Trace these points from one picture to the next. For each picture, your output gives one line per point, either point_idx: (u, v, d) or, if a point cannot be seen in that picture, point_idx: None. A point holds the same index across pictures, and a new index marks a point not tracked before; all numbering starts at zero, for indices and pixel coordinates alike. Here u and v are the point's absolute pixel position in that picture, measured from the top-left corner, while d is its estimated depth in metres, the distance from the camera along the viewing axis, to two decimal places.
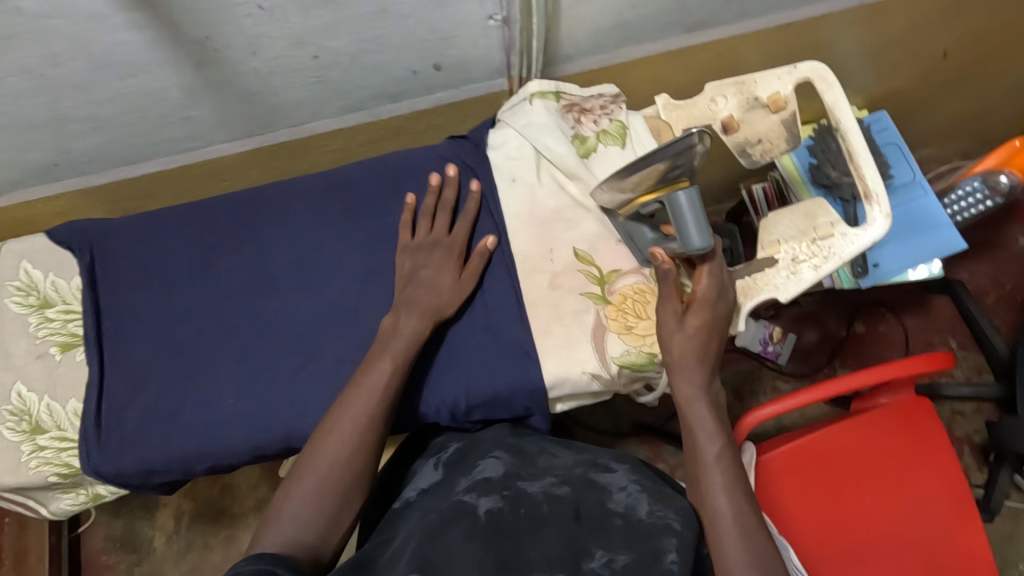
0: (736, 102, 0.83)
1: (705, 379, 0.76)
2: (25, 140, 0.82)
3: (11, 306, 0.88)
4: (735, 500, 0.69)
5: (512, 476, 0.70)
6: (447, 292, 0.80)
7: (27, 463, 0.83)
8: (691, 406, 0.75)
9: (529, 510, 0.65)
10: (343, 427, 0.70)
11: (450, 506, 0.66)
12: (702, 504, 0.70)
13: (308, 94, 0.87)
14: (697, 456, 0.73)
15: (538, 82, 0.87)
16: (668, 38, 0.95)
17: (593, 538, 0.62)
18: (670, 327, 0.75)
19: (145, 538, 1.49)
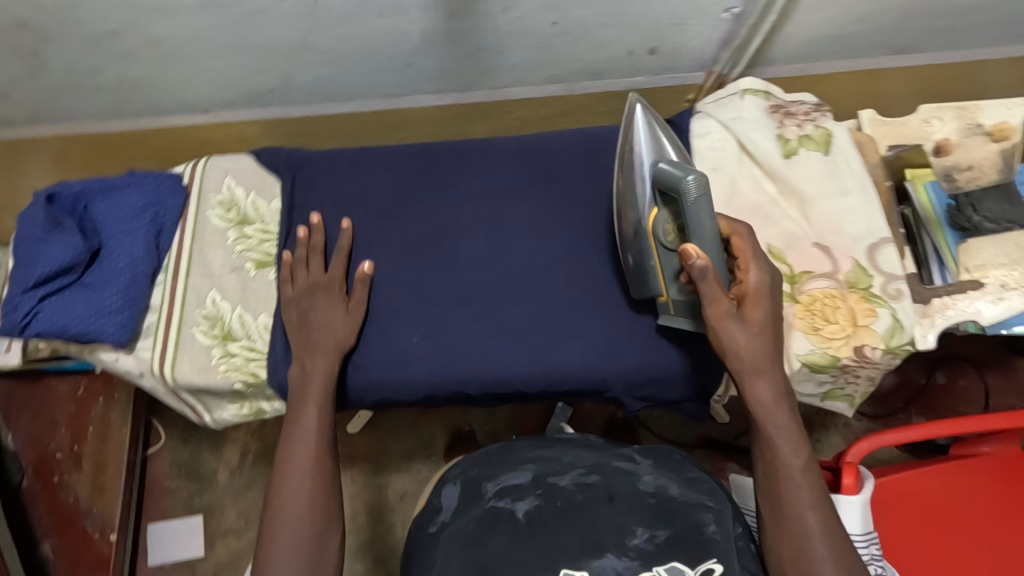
0: (953, 126, 0.88)
1: (776, 388, 0.75)
2: (262, 63, 0.87)
3: (213, 219, 0.92)
4: (823, 519, 0.70)
5: (543, 473, 0.73)
6: (343, 325, 0.83)
7: (217, 367, 0.86)
8: (769, 415, 0.74)
9: (565, 503, 0.69)
10: (299, 454, 0.77)
11: (486, 514, 0.69)
12: (788, 522, 0.70)
13: (528, 59, 0.90)
14: (779, 473, 0.72)
15: (751, 79, 0.90)
16: (870, 56, 0.96)
17: (629, 517, 0.68)
18: (736, 333, 0.73)
19: (209, 470, 1.41)
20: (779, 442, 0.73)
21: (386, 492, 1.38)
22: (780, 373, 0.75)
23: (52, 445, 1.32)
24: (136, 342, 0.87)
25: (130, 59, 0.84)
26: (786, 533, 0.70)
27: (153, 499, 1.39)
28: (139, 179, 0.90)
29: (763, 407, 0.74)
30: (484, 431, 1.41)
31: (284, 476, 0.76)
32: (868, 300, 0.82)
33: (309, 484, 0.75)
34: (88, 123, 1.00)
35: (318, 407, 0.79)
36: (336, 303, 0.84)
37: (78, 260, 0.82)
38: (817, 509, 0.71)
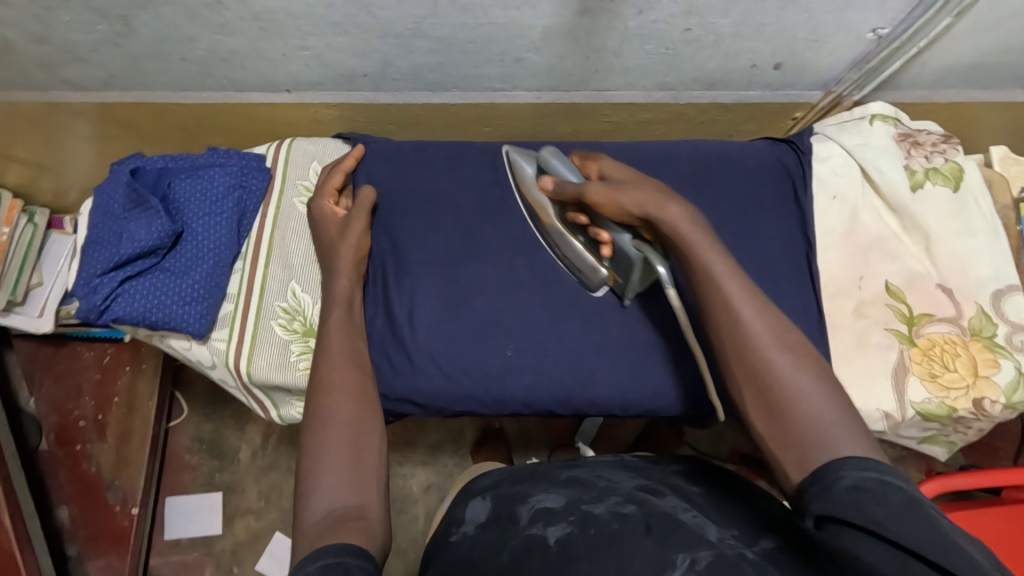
0: None
1: (686, 209, 0.65)
2: (366, 46, 0.80)
3: (298, 206, 0.86)
4: (790, 344, 0.57)
5: (576, 500, 0.62)
6: (343, 274, 0.77)
7: (296, 364, 0.82)
8: (692, 244, 0.63)
9: (599, 532, 0.56)
10: (337, 371, 0.68)
11: (517, 544, 0.58)
12: (753, 356, 0.57)
13: (647, 62, 0.84)
14: (724, 300, 0.59)
15: (881, 104, 0.86)
16: (1000, 89, 0.91)
17: (676, 544, 0.51)
18: (600, 187, 0.70)
19: (231, 448, 1.36)
20: (709, 259, 0.61)
21: (410, 483, 1.33)
22: (685, 205, 0.65)
23: (74, 412, 1.26)
24: (212, 332, 0.82)
25: (225, 31, 0.78)
26: (749, 366, 0.57)
27: (172, 474, 1.34)
28: (224, 159, 0.85)
29: (682, 241, 0.63)
30: (514, 427, 1.36)
31: (318, 410, 0.64)
32: (991, 350, 0.78)
33: (349, 420, 0.64)
34: (159, 94, 0.92)
35: (339, 345, 0.71)
36: (335, 219, 0.81)
37: (161, 242, 0.79)
38: (782, 334, 0.57)
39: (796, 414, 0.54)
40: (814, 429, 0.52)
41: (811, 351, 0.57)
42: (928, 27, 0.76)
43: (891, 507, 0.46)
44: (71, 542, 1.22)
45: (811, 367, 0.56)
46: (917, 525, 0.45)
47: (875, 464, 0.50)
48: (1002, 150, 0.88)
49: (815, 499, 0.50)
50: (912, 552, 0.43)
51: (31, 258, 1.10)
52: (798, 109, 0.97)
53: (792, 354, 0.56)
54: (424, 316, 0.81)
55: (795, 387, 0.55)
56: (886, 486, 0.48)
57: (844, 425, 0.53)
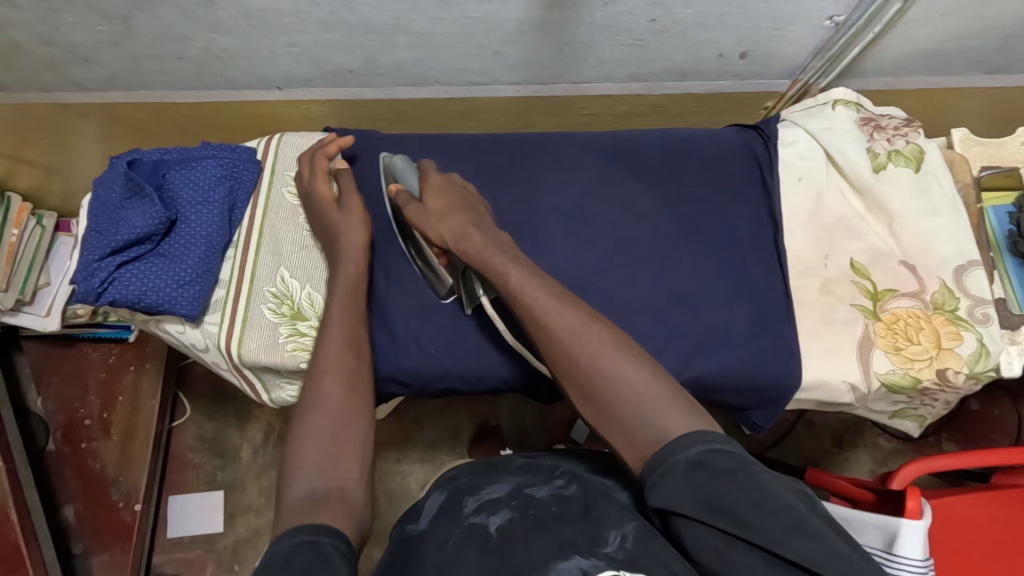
0: None
1: (484, 236, 0.72)
2: (350, 41, 0.85)
3: (286, 195, 0.91)
4: (597, 334, 0.63)
5: (521, 486, 0.68)
6: (348, 255, 0.81)
7: (284, 346, 0.85)
8: (484, 255, 0.70)
9: (539, 511, 0.63)
10: (333, 357, 0.72)
11: (460, 530, 0.63)
12: (568, 353, 0.62)
13: (618, 54, 0.88)
14: (531, 307, 0.65)
15: (843, 90, 0.89)
16: (962, 74, 0.94)
17: (608, 522, 0.59)
18: (422, 218, 0.76)
19: (235, 447, 1.40)
20: (509, 269, 0.68)
21: (408, 480, 1.35)
22: (489, 233, 0.73)
23: (80, 410, 1.31)
24: (205, 316, 0.86)
25: (218, 30, 0.83)
26: (566, 362, 0.62)
27: (175, 471, 1.38)
28: (217, 152, 0.89)
29: (480, 254, 0.70)
30: (510, 424, 1.39)
31: (317, 396, 0.68)
32: (953, 323, 0.80)
33: (343, 408, 0.68)
34: (160, 93, 0.97)
35: (344, 343, 0.74)
36: (327, 202, 0.85)
37: (155, 230, 0.82)
38: (589, 326, 0.63)
39: (617, 400, 0.59)
40: (637, 411, 0.58)
41: (620, 334, 0.64)
42: (880, 14, 0.79)
43: (718, 477, 0.51)
44: (76, 541, 1.26)
45: (622, 350, 0.62)
46: (739, 493, 0.50)
47: (691, 436, 0.54)
48: (964, 132, 0.91)
49: (659, 489, 0.53)
50: (743, 536, 0.48)
51: (39, 258, 1.15)
52: (769, 98, 1.01)
53: (602, 344, 0.62)
54: (402, 296, 0.85)
55: (609, 372, 0.60)
56: (714, 457, 0.52)
57: (659, 398, 0.58)
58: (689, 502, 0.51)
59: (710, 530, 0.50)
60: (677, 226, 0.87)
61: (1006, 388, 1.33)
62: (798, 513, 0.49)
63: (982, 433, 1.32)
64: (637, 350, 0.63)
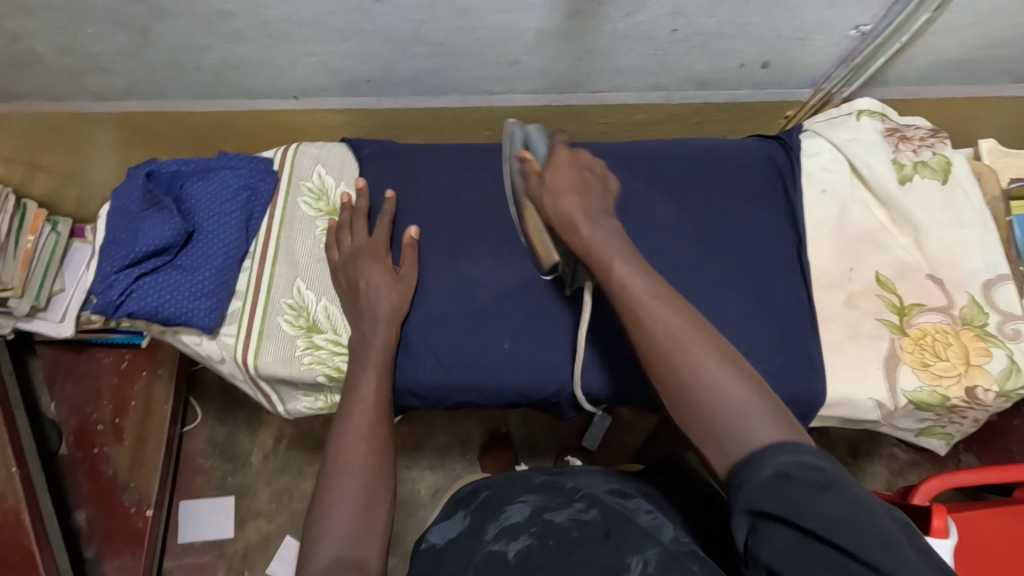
0: None
1: (593, 225, 0.69)
2: (369, 51, 0.84)
3: (302, 206, 0.90)
4: (704, 345, 0.58)
5: (539, 510, 0.67)
6: (383, 321, 0.80)
7: (301, 358, 0.85)
8: (592, 248, 0.68)
9: (559, 540, 0.62)
10: (363, 424, 0.73)
11: (479, 560, 0.63)
12: (671, 361, 0.59)
13: (639, 64, 0.87)
14: (634, 307, 0.62)
15: (868, 100, 0.87)
16: (990, 83, 0.93)
17: (630, 548, 0.59)
18: (546, 199, 0.72)
19: (245, 452, 1.39)
20: (615, 263, 0.65)
21: (418, 487, 1.35)
22: (603, 219, 0.70)
23: (93, 415, 1.31)
24: (221, 328, 0.85)
25: (237, 40, 0.82)
26: (664, 367, 0.59)
27: (186, 478, 1.37)
28: (234, 163, 0.89)
29: (590, 247, 0.68)
30: (521, 433, 1.37)
31: (342, 458, 0.69)
32: (982, 338, 0.79)
33: (371, 471, 0.69)
34: (175, 102, 0.97)
35: (373, 407, 0.75)
36: (373, 266, 0.83)
37: (172, 241, 0.82)
38: (696, 333, 0.59)
39: (716, 411, 0.55)
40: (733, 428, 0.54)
41: (727, 346, 0.59)
42: (908, 23, 0.78)
43: (804, 491, 0.47)
44: (87, 545, 1.26)
45: (727, 363, 0.58)
46: (831, 502, 0.46)
47: (778, 446, 0.51)
48: (990, 142, 0.89)
49: (745, 484, 0.50)
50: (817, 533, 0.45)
51: (54, 264, 1.15)
52: (790, 107, 1.00)
53: (708, 355, 0.58)
54: (424, 311, 0.84)
55: (708, 385, 0.56)
56: (803, 471, 0.49)
57: (767, 420, 0.53)
58: (770, 500, 0.48)
59: (784, 524, 0.46)
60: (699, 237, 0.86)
61: None
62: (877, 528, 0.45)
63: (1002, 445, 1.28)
64: (743, 363, 0.58)
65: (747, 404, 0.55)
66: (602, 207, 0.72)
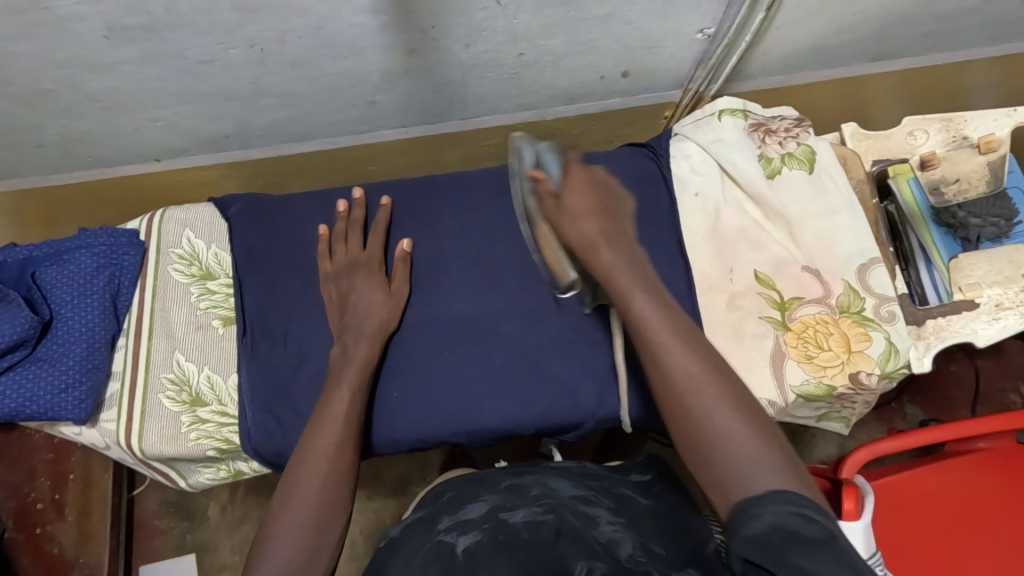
0: (940, 139, 0.88)
1: (616, 251, 0.68)
2: (214, 110, 0.81)
3: (174, 273, 0.87)
4: (720, 392, 0.57)
5: (497, 510, 0.67)
6: (366, 336, 0.78)
7: (186, 436, 0.82)
8: (612, 276, 0.66)
9: (506, 539, 0.61)
10: (328, 448, 0.69)
11: (430, 549, 0.64)
12: (682, 400, 0.58)
13: (499, 89, 0.86)
14: (651, 342, 0.61)
15: (727, 99, 0.87)
16: (851, 63, 0.94)
17: (573, 553, 0.57)
18: (560, 220, 0.71)
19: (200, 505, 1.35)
20: (634, 297, 0.64)
21: (383, 517, 1.31)
22: (626, 244, 0.69)
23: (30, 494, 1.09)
24: (100, 414, 0.82)
25: (71, 115, 0.78)
26: (676, 406, 0.58)
27: (143, 541, 1.33)
28: (91, 240, 0.85)
29: (605, 272, 0.66)
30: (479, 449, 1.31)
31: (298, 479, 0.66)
32: (861, 324, 0.79)
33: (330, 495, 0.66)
34: (32, 179, 0.93)
35: (344, 426, 0.71)
36: (375, 286, 0.82)
37: (28, 335, 0.77)
38: (708, 374, 0.59)
39: (721, 449, 0.54)
40: (746, 467, 0.52)
41: (742, 391, 0.58)
42: (746, 23, 0.77)
43: (803, 550, 0.43)
44: None
45: (741, 409, 0.56)
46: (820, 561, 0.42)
47: (782, 494, 0.49)
48: (853, 126, 0.90)
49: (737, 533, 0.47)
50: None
51: None
52: (666, 108, 0.99)
53: (721, 399, 0.57)
54: (311, 367, 0.83)
55: (717, 428, 0.55)
56: (802, 519, 0.45)
57: (775, 464, 0.52)
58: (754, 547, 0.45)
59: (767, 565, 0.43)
60: None
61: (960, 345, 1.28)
62: None
63: (946, 393, 1.26)
64: (752, 405, 0.57)
65: (756, 450, 0.53)
66: (621, 226, 0.71)
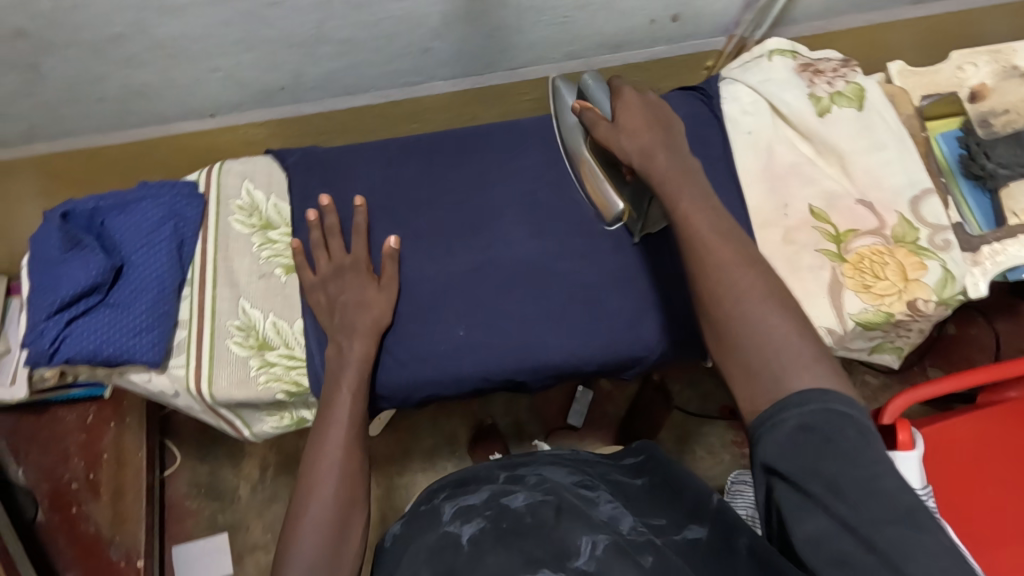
0: (989, 70, 0.90)
1: (671, 160, 0.65)
2: (273, 59, 0.82)
3: (234, 224, 0.88)
4: (755, 279, 0.59)
5: (497, 495, 0.64)
6: (359, 342, 0.78)
7: (256, 378, 0.83)
8: (664, 184, 0.64)
9: (511, 524, 0.57)
10: (337, 448, 0.73)
11: (433, 542, 0.60)
12: (719, 292, 0.59)
13: (550, 35, 0.88)
14: (690, 243, 0.61)
15: (777, 40, 0.89)
16: (890, 7, 0.97)
17: (576, 528, 0.55)
18: (613, 139, 0.70)
19: (231, 487, 1.36)
20: (679, 198, 0.63)
21: (412, 492, 1.34)
22: (676, 154, 0.67)
23: (64, 475, 1.26)
24: (170, 360, 0.83)
25: (134, 65, 0.79)
26: (712, 302, 0.59)
27: (175, 521, 1.34)
28: (154, 191, 0.86)
29: (658, 178, 0.65)
30: (506, 421, 1.38)
31: (303, 488, 0.70)
32: (916, 253, 0.81)
33: (335, 497, 0.70)
34: (87, 137, 0.94)
35: (348, 430, 0.74)
36: (367, 281, 0.82)
37: (101, 280, 0.78)
38: (747, 272, 0.59)
39: (755, 345, 0.56)
40: (782, 357, 0.55)
41: (778, 285, 0.59)
42: None
43: (822, 454, 0.48)
44: None
45: (775, 300, 0.58)
46: (847, 465, 0.47)
47: (804, 395, 0.52)
48: (898, 64, 0.92)
49: (762, 443, 0.52)
50: (819, 493, 0.48)
51: None
52: (709, 58, 1.02)
53: (755, 289, 0.58)
54: None
55: (753, 322, 0.57)
56: (834, 422, 0.50)
57: (803, 353, 0.55)
58: (789, 458, 0.50)
59: (789, 466, 0.49)
60: None
61: (979, 307, 1.33)
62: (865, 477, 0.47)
63: (963, 354, 1.31)
64: (792, 305, 0.58)
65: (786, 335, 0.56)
66: (677, 141, 0.68)
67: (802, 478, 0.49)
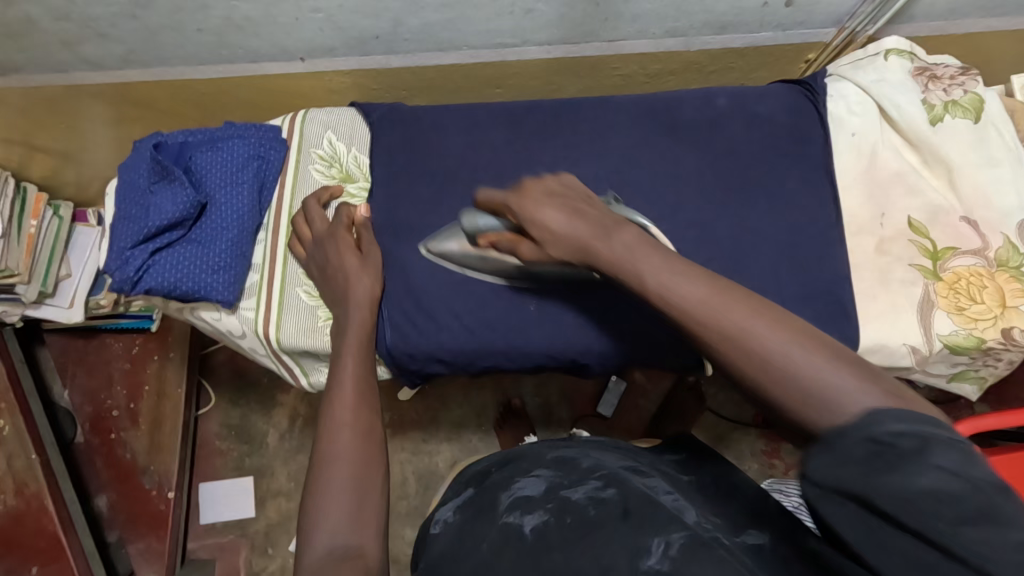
0: None
1: (580, 227, 0.60)
2: (378, 3, 0.82)
3: (313, 173, 0.88)
4: (732, 297, 0.48)
5: (555, 484, 0.61)
6: (359, 307, 0.78)
7: (323, 329, 0.83)
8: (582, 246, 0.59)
9: (576, 518, 0.55)
10: (345, 410, 0.70)
11: (494, 534, 0.58)
12: (700, 334, 0.48)
13: (656, 8, 0.86)
14: (646, 283, 0.52)
15: (896, 39, 0.85)
16: (1015, 16, 0.91)
17: (649, 528, 0.52)
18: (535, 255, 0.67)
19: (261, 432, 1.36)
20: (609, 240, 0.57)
21: (436, 460, 1.35)
22: (584, 220, 0.61)
23: (107, 401, 1.31)
24: (240, 302, 0.83)
25: None
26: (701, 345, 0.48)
27: (204, 460, 1.35)
28: (241, 131, 0.86)
29: (582, 254, 0.59)
30: (535, 402, 1.37)
31: (326, 450, 0.67)
32: (1017, 280, 0.77)
33: (358, 456, 0.67)
34: (177, 69, 0.94)
35: (357, 389, 0.73)
36: (349, 247, 0.81)
37: (187, 214, 0.80)
38: (719, 297, 0.48)
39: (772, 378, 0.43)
40: (789, 379, 0.43)
41: (750, 300, 0.48)
42: None
43: (906, 492, 0.35)
44: (111, 529, 1.27)
45: (760, 316, 0.46)
46: (962, 518, 0.34)
47: (862, 418, 0.39)
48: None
49: (813, 460, 0.39)
50: (912, 539, 0.35)
51: (58, 251, 1.12)
52: (811, 50, 0.98)
53: (733, 319, 0.47)
54: (446, 276, 0.83)
55: (753, 347, 0.45)
56: (919, 448, 0.36)
57: (819, 369, 0.42)
58: (861, 489, 0.36)
59: (856, 499, 0.37)
60: (719, 184, 0.83)
61: None
62: (997, 540, 0.33)
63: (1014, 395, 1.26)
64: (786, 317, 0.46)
65: (802, 356, 0.43)
66: (583, 209, 0.63)
67: (883, 517, 0.36)
